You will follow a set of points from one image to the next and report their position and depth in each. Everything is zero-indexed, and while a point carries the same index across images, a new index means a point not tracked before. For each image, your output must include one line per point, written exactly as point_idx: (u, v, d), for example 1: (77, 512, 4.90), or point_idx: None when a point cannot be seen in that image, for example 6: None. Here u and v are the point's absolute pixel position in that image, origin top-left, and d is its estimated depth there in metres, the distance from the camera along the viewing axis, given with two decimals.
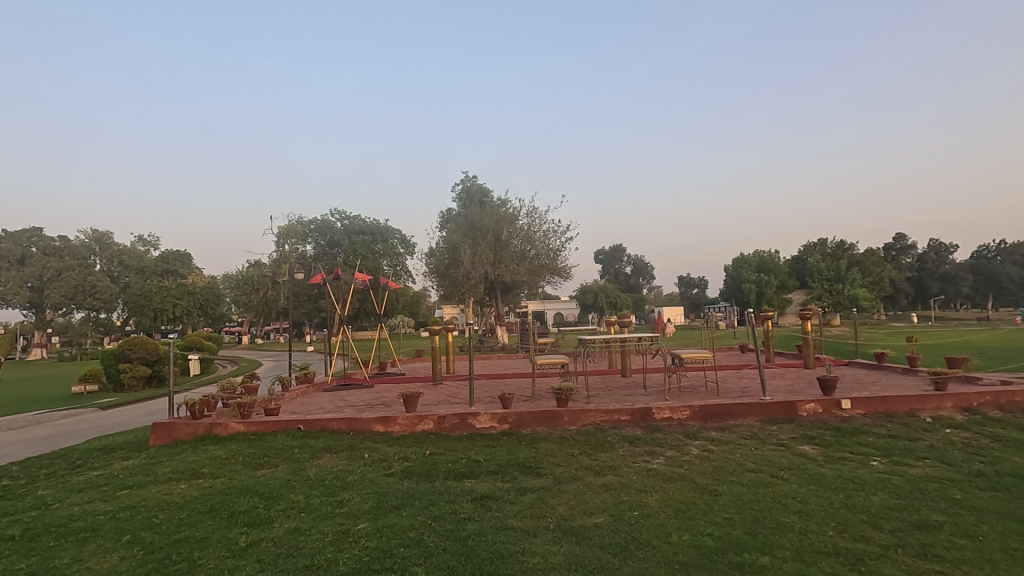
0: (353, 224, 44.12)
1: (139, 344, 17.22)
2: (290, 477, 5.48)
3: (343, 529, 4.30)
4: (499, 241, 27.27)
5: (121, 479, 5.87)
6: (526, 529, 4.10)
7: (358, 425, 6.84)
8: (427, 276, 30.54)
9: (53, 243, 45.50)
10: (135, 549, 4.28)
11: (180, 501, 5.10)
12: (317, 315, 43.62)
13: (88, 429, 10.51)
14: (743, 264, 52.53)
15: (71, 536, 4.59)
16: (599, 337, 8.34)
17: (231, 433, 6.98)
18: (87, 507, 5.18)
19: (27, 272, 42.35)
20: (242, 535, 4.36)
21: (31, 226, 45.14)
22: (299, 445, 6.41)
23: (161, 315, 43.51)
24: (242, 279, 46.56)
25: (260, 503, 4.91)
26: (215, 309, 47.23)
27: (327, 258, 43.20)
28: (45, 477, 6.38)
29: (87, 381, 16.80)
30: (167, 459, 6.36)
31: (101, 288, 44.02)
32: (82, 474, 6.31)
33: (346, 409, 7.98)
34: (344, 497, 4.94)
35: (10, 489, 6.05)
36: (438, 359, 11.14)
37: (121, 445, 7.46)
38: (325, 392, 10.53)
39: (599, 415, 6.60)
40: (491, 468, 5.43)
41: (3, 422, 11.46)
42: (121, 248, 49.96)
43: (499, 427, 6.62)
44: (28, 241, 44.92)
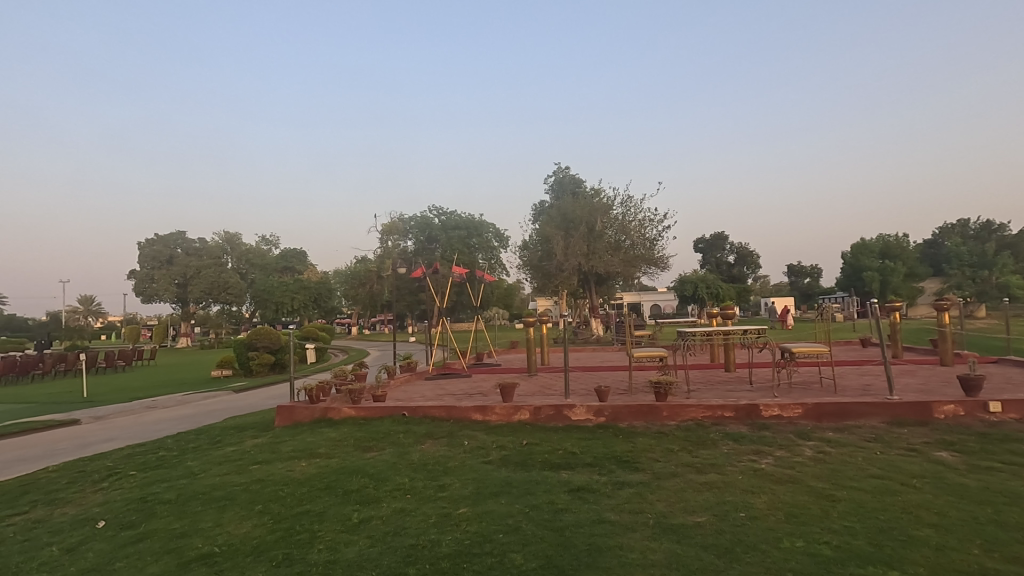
0: (450, 219, 45.65)
1: (264, 334, 19.08)
2: (396, 460, 5.81)
3: (445, 512, 4.49)
4: (593, 232, 26.91)
5: (252, 455, 6.56)
6: (623, 523, 4.04)
7: (457, 413, 7.09)
8: (521, 268, 30.85)
9: (193, 244, 51.48)
10: (265, 518, 4.76)
11: (301, 477, 5.60)
12: (417, 307, 45.77)
13: (224, 409, 11.84)
14: (864, 250, 47.55)
15: (212, 503, 5.20)
16: (699, 330, 7.98)
17: (343, 417, 7.54)
18: (225, 478, 5.84)
19: (174, 271, 48.34)
20: (354, 511, 4.71)
21: (176, 230, 51.32)
22: (403, 430, 6.76)
23: (282, 308, 47.96)
24: (350, 275, 49.92)
25: (370, 484, 5.25)
26: (327, 302, 51.21)
27: (426, 253, 45.08)
28: (193, 450, 7.28)
29: (223, 367, 18.92)
30: (288, 439, 6.99)
31: (233, 284, 49.13)
32: (221, 449, 7.12)
33: (446, 398, 8.31)
34: (445, 482, 5.16)
35: (164, 458, 6.97)
36: (533, 351, 11.24)
37: (252, 424, 8.33)
38: (426, 380, 11.05)
39: (700, 411, 6.33)
40: (587, 461, 5.41)
41: (158, 401, 13.23)
42: (248, 247, 55.47)
43: (595, 420, 6.56)
44: (175, 243, 51.16)
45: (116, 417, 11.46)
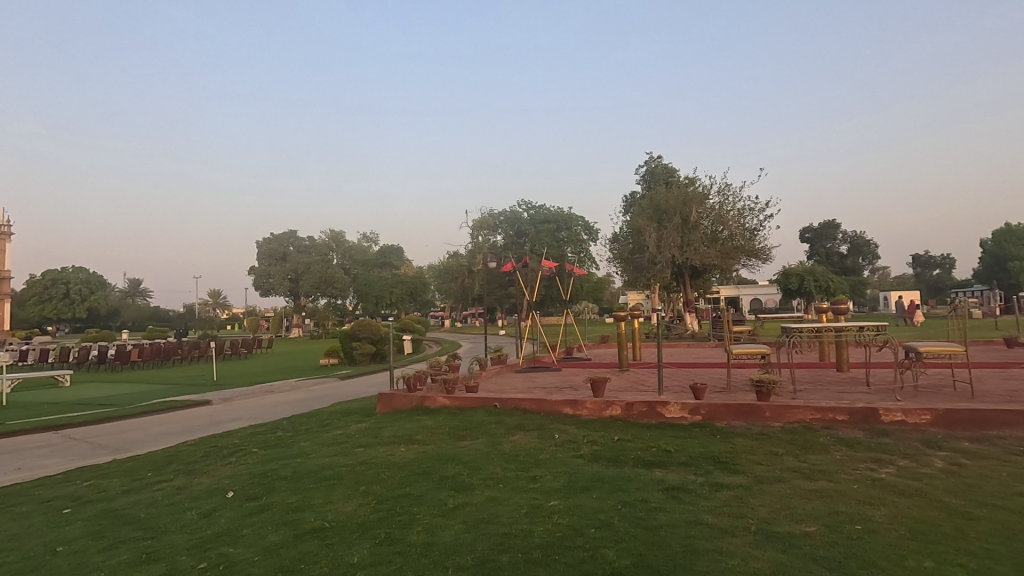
0: (539, 213, 45.87)
1: (366, 325, 20.27)
2: (489, 450, 5.96)
3: (536, 503, 4.54)
4: (687, 223, 25.83)
5: (356, 438, 7.02)
6: (722, 527, 3.86)
7: (548, 406, 7.13)
8: (611, 262, 30.34)
9: (303, 243, 55.74)
10: (368, 498, 5.07)
11: (400, 462, 5.90)
12: (508, 301, 46.54)
13: (331, 395, 12.76)
14: (1011, 238, 41.79)
15: (322, 481, 5.62)
16: (807, 327, 7.42)
17: (439, 406, 7.85)
18: (333, 459, 6.30)
19: (287, 267, 52.73)
20: (450, 497, 4.89)
21: (289, 230, 55.86)
22: (495, 421, 6.92)
23: (381, 301, 50.77)
24: (443, 269, 51.74)
25: (464, 471, 5.43)
26: (422, 296, 53.52)
27: (516, 247, 45.62)
28: (305, 431, 7.93)
29: (330, 355, 20.37)
30: (387, 425, 7.40)
31: (338, 279, 52.71)
32: (329, 431, 7.69)
33: (536, 390, 8.38)
34: (536, 473, 5.21)
35: (281, 438, 7.64)
36: (624, 346, 11.02)
37: (356, 410, 8.92)
38: (516, 373, 11.23)
39: (808, 412, 5.88)
40: (682, 460, 5.23)
41: (275, 386, 14.53)
42: (351, 245, 59.21)
43: (691, 418, 6.31)
44: (288, 241, 55.74)
45: (241, 399, 12.74)
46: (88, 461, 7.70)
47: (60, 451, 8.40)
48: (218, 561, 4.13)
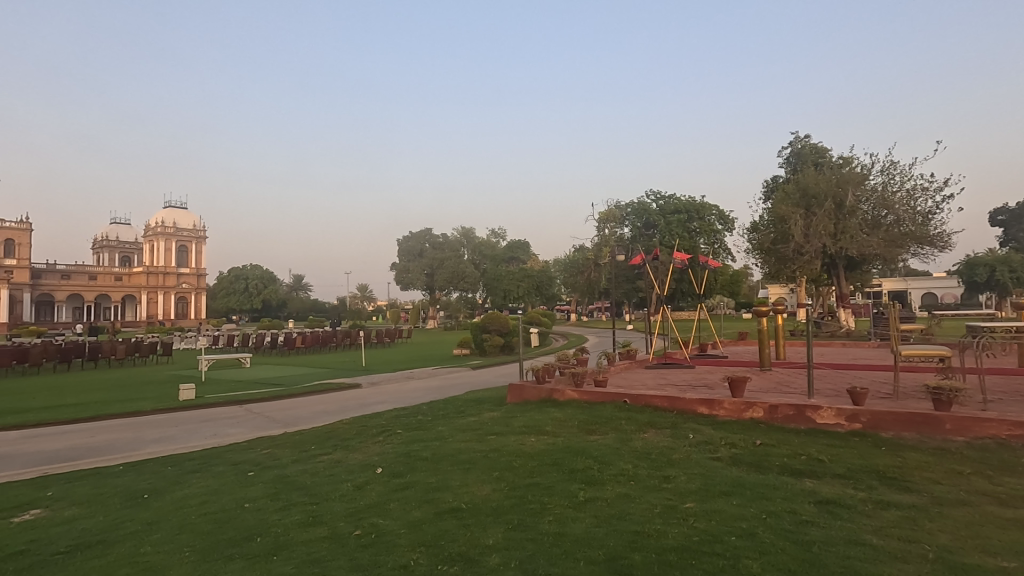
0: (668, 204, 44.08)
1: (495, 317, 21.01)
2: (619, 446, 5.87)
3: (670, 504, 4.38)
4: (842, 208, 23.14)
5: (489, 426, 7.31)
6: (889, 551, 3.42)
7: (681, 404, 6.83)
8: (750, 253, 28.24)
9: (438, 239, 59.23)
10: (501, 484, 5.26)
11: (531, 451, 6.05)
12: (635, 295, 45.44)
13: (465, 383, 13.45)
14: None
15: (459, 464, 5.94)
16: (1001, 326, 6.28)
17: (567, 399, 7.90)
18: (468, 444, 6.63)
19: (423, 263, 56.50)
20: (580, 490, 4.90)
21: (425, 228, 59.63)
22: (625, 417, 6.80)
23: (510, 295, 52.35)
24: (569, 263, 51.87)
25: (594, 465, 5.41)
26: (548, 289, 54.32)
27: (644, 239, 44.31)
28: (442, 416, 8.44)
29: (463, 346, 21.45)
30: (518, 415, 7.61)
31: (469, 274, 55.30)
32: (464, 418, 8.10)
33: (668, 388, 8.08)
34: (669, 473, 5.03)
35: (421, 422, 8.21)
36: (767, 343, 10.20)
37: (489, 399, 9.29)
38: (646, 368, 10.92)
39: (1003, 427, 4.99)
40: (838, 471, 4.71)
41: (415, 373, 15.65)
42: (481, 240, 61.73)
43: (848, 426, 5.67)
44: (425, 239, 59.56)
45: (386, 384, 13.92)
46: (266, 432, 8.91)
47: (245, 422, 9.82)
48: (370, 530, 4.56)
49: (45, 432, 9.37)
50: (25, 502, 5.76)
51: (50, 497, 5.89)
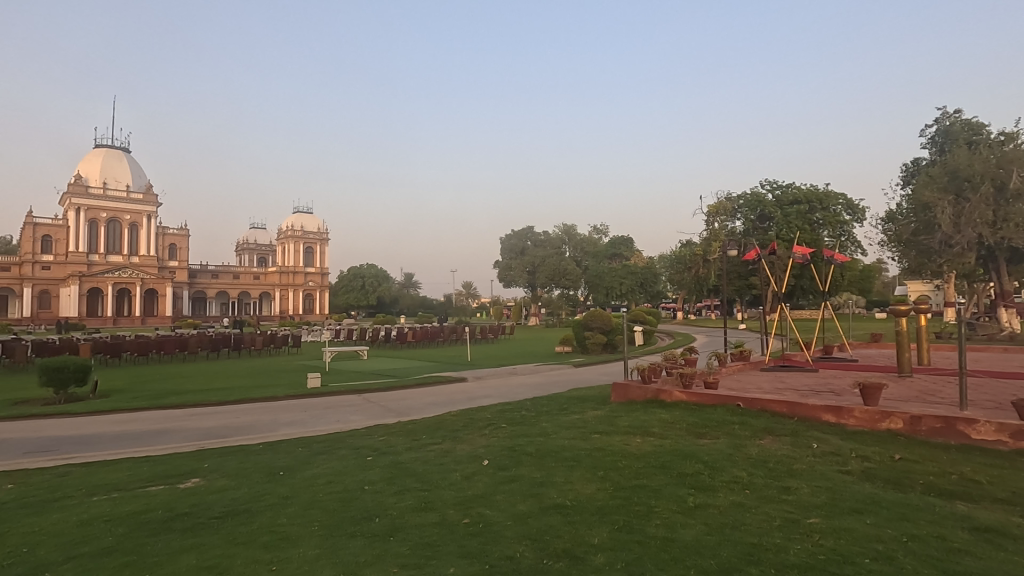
0: (786, 194, 40.93)
1: (597, 315, 20.77)
2: (732, 452, 5.56)
3: (791, 518, 4.07)
4: (1004, 193, 20.05)
5: (593, 425, 7.25)
6: None
7: (803, 411, 6.32)
8: (885, 245, 25.39)
9: (539, 237, 59.74)
10: (606, 484, 5.20)
11: (637, 453, 5.91)
12: (748, 292, 42.71)
13: (567, 380, 13.47)
14: None
15: (563, 461, 5.97)
16: None
17: (675, 400, 7.62)
18: (572, 442, 6.62)
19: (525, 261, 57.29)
20: (690, 495, 4.71)
21: (527, 226, 60.32)
22: (739, 422, 6.42)
23: (612, 292, 51.48)
24: (675, 259, 49.92)
25: (705, 471, 5.17)
26: (653, 287, 52.74)
27: (758, 233, 41.51)
28: (546, 413, 8.50)
29: (565, 343, 21.45)
30: (622, 415, 7.48)
31: (571, 271, 55.16)
32: (568, 415, 8.11)
33: (788, 392, 7.51)
34: (790, 484, 4.67)
35: (525, 417, 8.34)
36: (906, 347, 9.12)
37: (592, 397, 9.21)
38: (762, 371, 10.24)
39: None
40: (1000, 496, 4.10)
41: (518, 369, 15.93)
42: (582, 237, 61.31)
43: (1012, 444, 4.92)
44: (526, 237, 60.28)
45: (491, 379, 14.30)
46: (382, 421, 9.54)
47: (363, 410, 10.58)
48: (477, 519, 4.72)
49: (201, 411, 10.76)
50: (187, 471, 6.65)
51: (206, 468, 6.75)
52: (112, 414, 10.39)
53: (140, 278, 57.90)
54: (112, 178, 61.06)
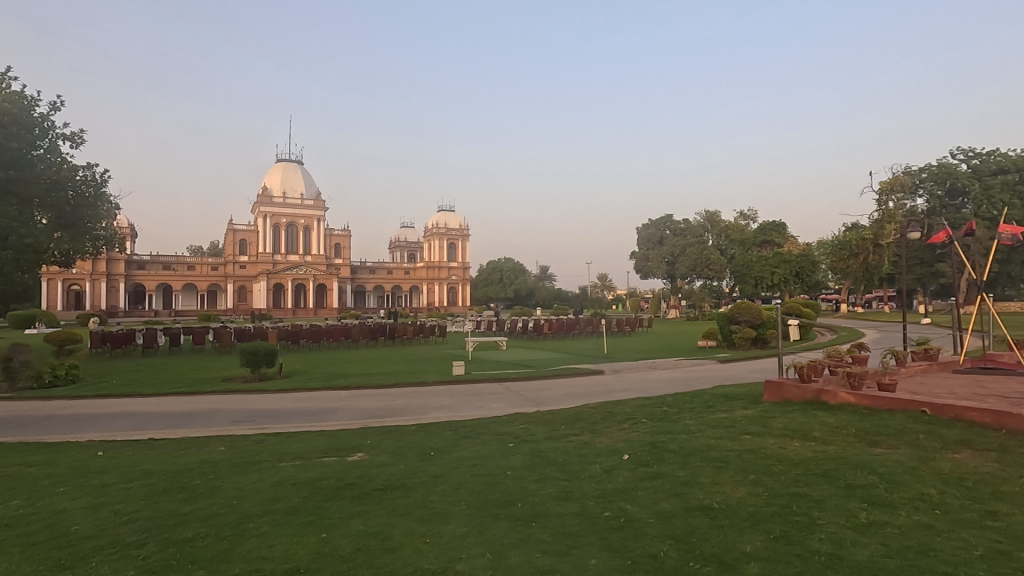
0: (987, 163, 34.43)
1: (744, 308, 19.17)
2: (916, 464, 4.84)
3: (1000, 549, 3.42)
4: None
5: (743, 425, 6.76)
6: None
7: (1014, 422, 5.30)
8: None
9: (679, 225, 56.77)
10: (759, 489, 4.83)
11: (795, 458, 5.40)
12: (934, 280, 36.77)
13: (712, 377, 12.72)
14: None
15: (709, 462, 5.64)
16: None
17: (841, 403, 6.84)
18: (719, 441, 6.25)
19: (664, 251, 54.91)
20: (861, 510, 4.19)
21: (665, 214, 57.75)
22: (924, 431, 5.57)
23: (762, 283, 47.50)
24: (838, 244, 44.59)
25: (881, 484, 4.56)
26: (811, 276, 47.62)
27: (947, 211, 35.47)
28: (689, 410, 8.12)
29: (709, 337, 20.24)
30: (778, 416, 6.86)
31: (714, 261, 51.91)
32: (714, 413, 7.66)
33: (992, 399, 6.34)
34: (998, 509, 3.93)
35: (667, 413, 8.04)
36: None
37: (740, 395, 8.60)
38: (954, 373, 8.76)
39: None
40: None
41: (658, 363, 15.40)
42: (727, 224, 57.32)
43: None
44: (665, 226, 57.74)
45: (629, 373, 14.01)
46: (522, 409, 9.82)
47: (504, 398, 10.99)
48: (618, 513, 4.65)
49: (363, 393, 11.98)
50: (353, 446, 7.46)
51: (368, 444, 7.50)
52: (294, 392, 12.00)
53: (313, 274, 66.39)
54: (290, 187, 70.21)
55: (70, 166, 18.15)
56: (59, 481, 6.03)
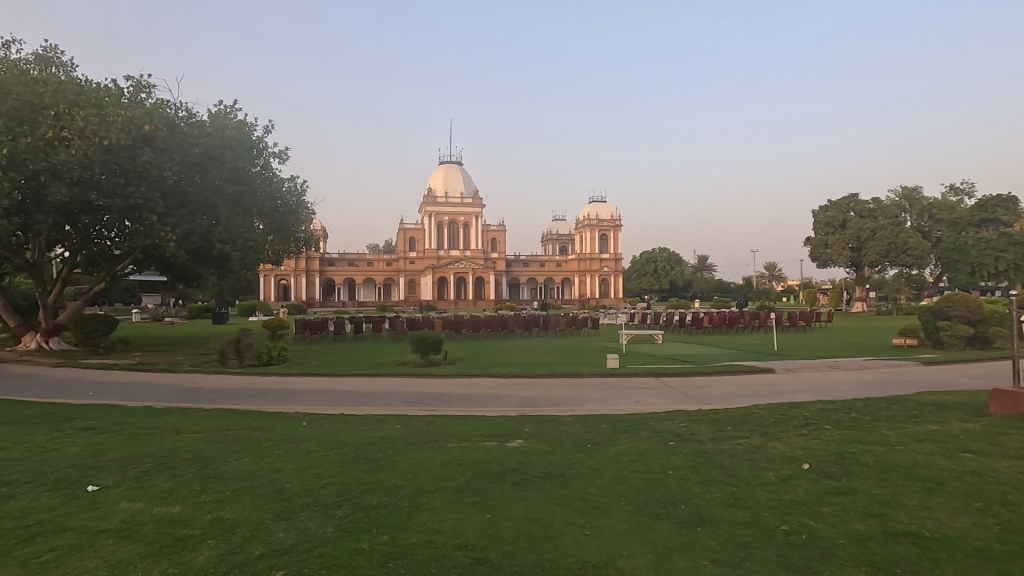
0: None
1: (959, 301, 16.26)
2: None
3: None
4: None
5: (962, 441, 5.67)
6: None
7: None
8: None
9: (867, 205, 49.11)
10: (989, 520, 4.00)
11: None
12: None
13: (914, 381, 10.89)
14: None
15: (916, 481, 4.83)
16: None
17: None
18: (929, 458, 5.31)
19: (847, 235, 47.66)
20: None
21: (849, 193, 50.06)
22: None
23: (981, 270, 39.53)
24: None
25: None
26: None
27: None
28: (886, 418, 7.03)
29: (906, 335, 17.37)
30: (1013, 433, 5.63)
31: (913, 245, 44.43)
32: (919, 424, 6.55)
33: None
34: None
35: (857, 421, 7.06)
36: None
37: (956, 405, 7.24)
38: None
39: None
40: None
41: (841, 363, 13.61)
42: (932, 202, 48.52)
43: None
44: (847, 207, 49.92)
45: (805, 372, 12.58)
46: (683, 406, 9.35)
47: (662, 394, 10.58)
48: (800, 529, 4.18)
49: (520, 382, 12.39)
50: (512, 432, 7.74)
51: (527, 431, 7.74)
52: (458, 378, 12.85)
53: (472, 268, 70.82)
54: (451, 187, 75.03)
55: (279, 179, 21.34)
56: (276, 445, 7.17)
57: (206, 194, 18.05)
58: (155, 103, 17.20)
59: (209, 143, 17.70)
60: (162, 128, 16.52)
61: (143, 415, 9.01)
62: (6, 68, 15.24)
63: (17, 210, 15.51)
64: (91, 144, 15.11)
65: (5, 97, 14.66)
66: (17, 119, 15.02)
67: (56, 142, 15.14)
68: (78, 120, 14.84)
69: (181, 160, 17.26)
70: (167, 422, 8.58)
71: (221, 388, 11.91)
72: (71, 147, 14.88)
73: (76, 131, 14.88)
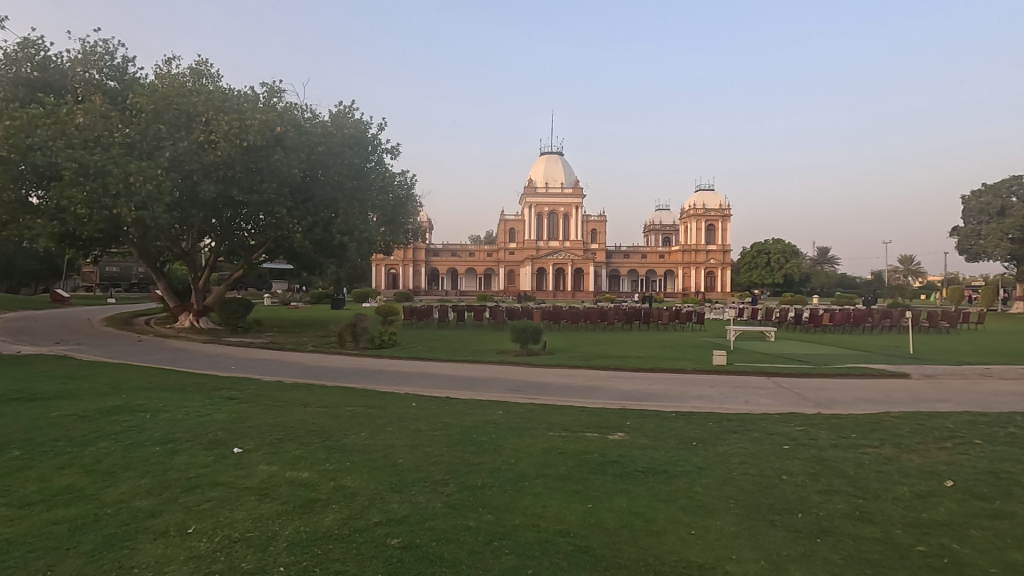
0: None
1: None
2: None
3: None
4: None
5: None
6: None
7: None
8: None
9: None
10: None
11: None
12: None
13: None
14: None
15: None
16: None
17: None
18: None
19: (1008, 224, 41.48)
20: None
21: (1011, 174, 43.37)
22: None
23: None
24: None
25: None
26: None
27: None
28: None
29: None
30: None
31: None
32: None
33: None
34: None
35: (1015, 437, 6.18)
36: None
37: None
38: None
39: None
40: None
41: (994, 371, 11.89)
42: None
43: None
44: (1008, 190, 43.42)
45: (948, 379, 11.16)
46: (800, 409, 8.69)
47: (776, 395, 9.91)
48: (940, 551, 3.75)
49: (621, 374, 12.23)
50: (614, 425, 7.67)
51: (629, 425, 7.63)
52: (558, 368, 12.93)
53: (571, 259, 70.75)
54: (551, 178, 75.16)
55: (392, 174, 22.61)
56: (389, 422, 7.68)
57: (327, 189, 19.56)
58: (285, 107, 18.89)
59: (331, 141, 19.17)
60: (291, 130, 18.13)
61: (275, 389, 10.05)
62: (168, 82, 17.52)
63: (176, 205, 17.84)
64: (234, 146, 16.91)
65: (168, 107, 16.82)
66: (177, 126, 17.20)
67: (207, 145, 17.13)
68: (223, 125, 16.65)
69: (307, 158, 18.85)
70: (295, 396, 9.50)
71: (340, 367, 12.96)
72: (219, 150, 16.80)
73: (222, 135, 16.73)
